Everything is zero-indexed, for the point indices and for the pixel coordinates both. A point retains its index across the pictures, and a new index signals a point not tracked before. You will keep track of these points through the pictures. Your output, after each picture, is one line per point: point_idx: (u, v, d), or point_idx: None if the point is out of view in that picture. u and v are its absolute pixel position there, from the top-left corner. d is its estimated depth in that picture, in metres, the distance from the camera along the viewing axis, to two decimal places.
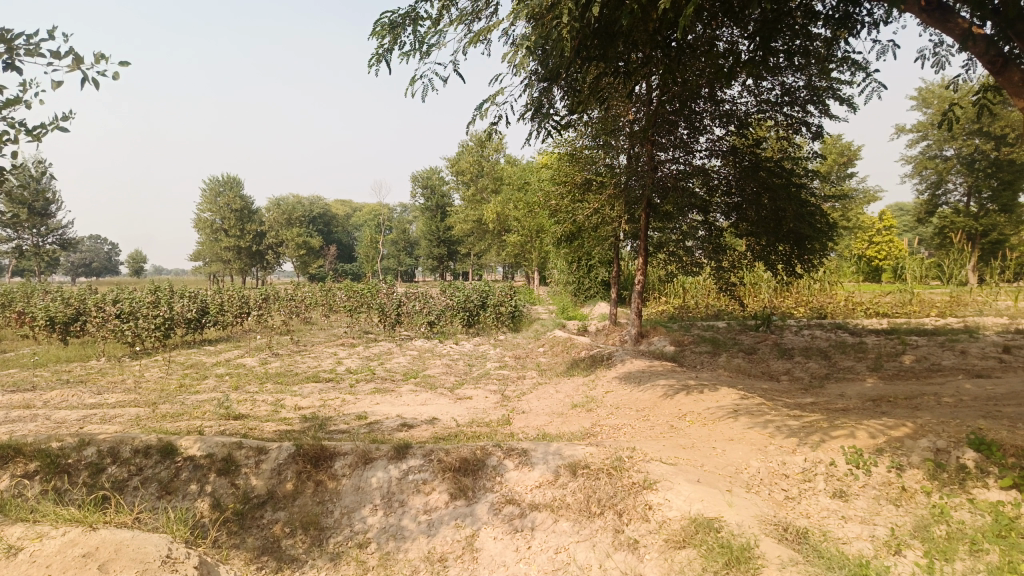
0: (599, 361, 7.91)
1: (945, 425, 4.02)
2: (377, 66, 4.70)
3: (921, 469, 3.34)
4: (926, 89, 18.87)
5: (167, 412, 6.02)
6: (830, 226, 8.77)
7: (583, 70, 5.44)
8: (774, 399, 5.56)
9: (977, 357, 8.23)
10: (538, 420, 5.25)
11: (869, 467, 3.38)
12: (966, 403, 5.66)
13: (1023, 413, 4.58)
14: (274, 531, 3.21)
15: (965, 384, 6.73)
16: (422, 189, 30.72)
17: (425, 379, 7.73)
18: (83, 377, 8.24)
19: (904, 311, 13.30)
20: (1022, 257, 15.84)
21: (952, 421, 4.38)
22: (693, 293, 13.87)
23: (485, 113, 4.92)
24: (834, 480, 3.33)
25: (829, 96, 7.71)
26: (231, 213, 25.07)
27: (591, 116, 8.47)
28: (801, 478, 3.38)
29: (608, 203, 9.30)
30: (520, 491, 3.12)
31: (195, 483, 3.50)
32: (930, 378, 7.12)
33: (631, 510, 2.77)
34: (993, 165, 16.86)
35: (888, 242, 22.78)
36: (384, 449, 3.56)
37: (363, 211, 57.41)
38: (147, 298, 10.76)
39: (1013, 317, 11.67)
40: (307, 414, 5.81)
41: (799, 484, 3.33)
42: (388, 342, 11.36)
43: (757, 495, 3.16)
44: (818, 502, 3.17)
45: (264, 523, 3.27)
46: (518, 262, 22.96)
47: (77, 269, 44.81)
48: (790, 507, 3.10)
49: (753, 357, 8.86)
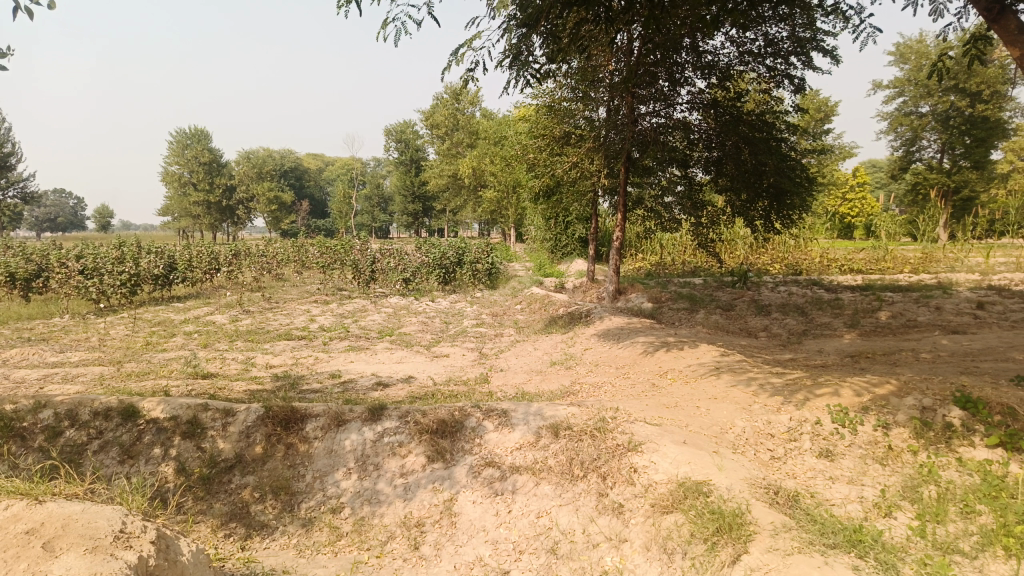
0: (577, 318, 7.82)
1: (929, 383, 3.97)
2: (347, 8, 4.39)
3: (908, 427, 3.26)
4: (905, 44, 18.67)
5: (133, 370, 5.83)
6: (809, 181, 8.67)
7: (564, 15, 5.16)
8: (754, 356, 5.51)
9: (952, 313, 8.25)
10: (517, 378, 5.15)
11: (856, 425, 3.30)
12: (944, 360, 5.66)
13: (1003, 370, 4.56)
14: (242, 496, 3.08)
15: (941, 340, 6.74)
16: (396, 142, 30.12)
17: (400, 337, 7.58)
18: (45, 335, 7.97)
19: (878, 268, 13.35)
20: (993, 214, 15.94)
21: (936, 378, 4.33)
22: (670, 250, 13.81)
23: (461, 59, 4.62)
24: (820, 438, 3.27)
25: (812, 48, 7.50)
26: (199, 166, 24.40)
27: (570, 66, 8.18)
28: (787, 437, 3.30)
29: (586, 157, 9.06)
30: (500, 454, 3.01)
31: (159, 447, 3.34)
32: (907, 334, 7.12)
33: (615, 473, 2.67)
34: (967, 122, 16.88)
35: (861, 199, 22.86)
36: (358, 410, 3.41)
37: (336, 165, 56.40)
38: (112, 253, 10.42)
39: (985, 273, 11.74)
40: (279, 373, 5.65)
41: (786, 445, 3.26)
42: (362, 299, 11.16)
43: (743, 456, 3.08)
44: (805, 462, 3.10)
45: (231, 488, 3.13)
46: (495, 218, 22.72)
47: (42, 224, 43.62)
48: (777, 468, 3.04)
49: (731, 314, 8.82)
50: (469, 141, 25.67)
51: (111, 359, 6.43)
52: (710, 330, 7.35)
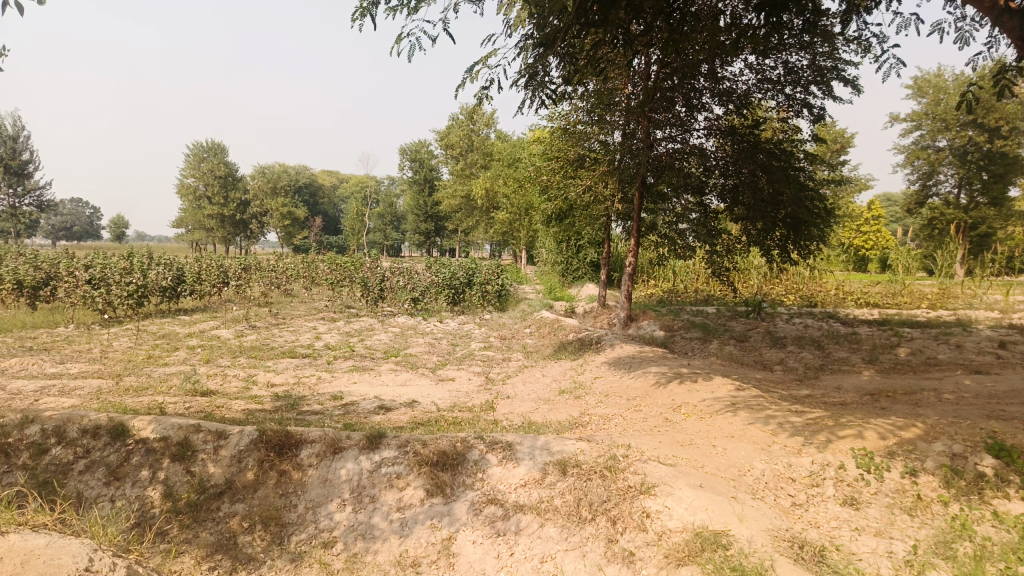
0: (587, 344, 7.64)
1: (958, 428, 3.76)
2: (360, 21, 4.30)
3: (936, 475, 3.06)
4: (923, 77, 18.55)
5: (131, 384, 5.69)
6: (827, 212, 8.49)
7: (581, 36, 5.05)
8: (770, 391, 5.31)
9: (974, 352, 8.02)
10: (524, 406, 4.97)
11: (881, 472, 3.11)
12: (967, 401, 5.44)
13: None
14: (230, 525, 2.92)
15: (964, 380, 6.51)
16: (410, 162, 30.19)
17: (406, 359, 7.43)
18: (47, 344, 7.86)
19: (894, 302, 13.11)
20: (1012, 251, 15.64)
21: (962, 422, 4.13)
22: (683, 277, 13.63)
23: (475, 77, 4.60)
24: (844, 484, 3.09)
25: (833, 77, 7.37)
26: (215, 180, 24.48)
27: (587, 89, 8.08)
28: (808, 483, 3.13)
29: (600, 181, 8.94)
30: (504, 490, 2.83)
31: (147, 469, 3.19)
32: (928, 372, 6.90)
33: (626, 517, 2.50)
34: (985, 158, 16.66)
35: (876, 232, 22.60)
36: (356, 437, 3.25)
37: (350, 183, 56.67)
38: (121, 264, 10.35)
39: (1005, 311, 11.48)
40: (279, 392, 5.50)
41: (808, 490, 3.08)
42: (370, 317, 11.02)
43: (762, 502, 2.90)
44: (828, 510, 2.92)
45: (219, 516, 2.97)
46: (507, 240, 22.62)
47: (58, 233, 43.98)
48: (797, 516, 2.87)
49: (746, 345, 8.62)
50: (482, 162, 25.66)
51: (111, 372, 6.29)
52: (724, 362, 7.15)
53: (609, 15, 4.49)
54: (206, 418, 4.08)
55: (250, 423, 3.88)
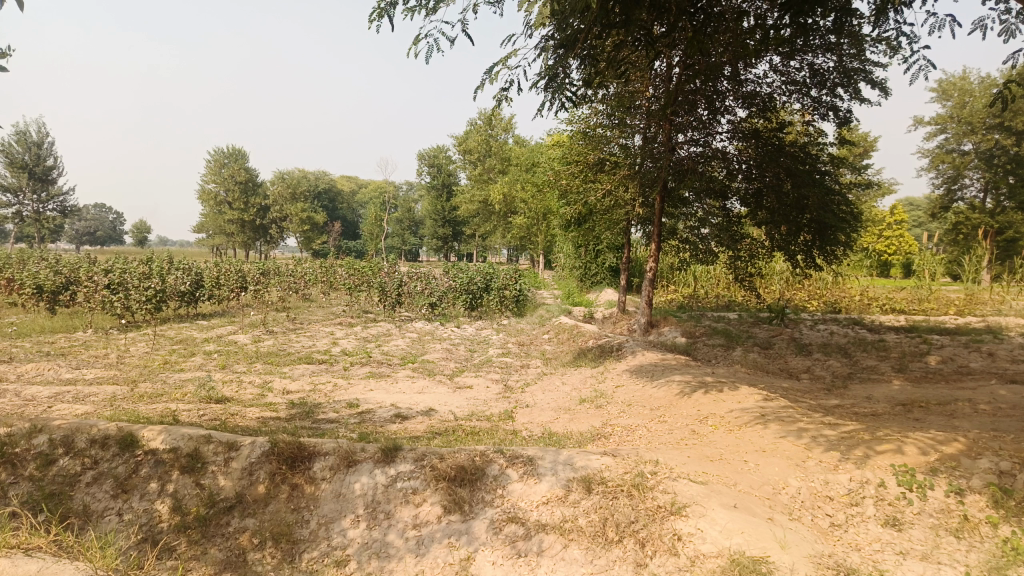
0: (608, 351, 7.49)
1: (1001, 444, 3.57)
2: (377, 21, 4.19)
3: (984, 494, 2.88)
4: (948, 80, 18.18)
5: (146, 391, 5.62)
6: (854, 216, 8.27)
7: (603, 37, 4.90)
8: (798, 400, 5.14)
9: (1007, 360, 7.76)
10: (544, 415, 4.83)
11: (925, 491, 2.93)
12: (1006, 413, 5.21)
13: None
14: (240, 541, 2.81)
15: (999, 390, 6.27)
16: (428, 167, 30.19)
17: (424, 365, 7.32)
18: (65, 349, 7.84)
19: (920, 309, 12.81)
20: None
21: (1004, 436, 3.93)
22: (704, 282, 13.42)
23: (495, 78, 4.43)
24: (886, 502, 2.93)
25: (860, 79, 7.17)
26: (235, 185, 24.61)
27: (608, 91, 7.94)
28: (847, 502, 2.96)
29: (621, 185, 8.79)
30: (525, 508, 2.70)
31: (156, 482, 3.09)
32: (960, 382, 6.67)
33: (655, 540, 2.35)
34: (1013, 162, 16.29)
35: (899, 236, 22.21)
36: (371, 450, 3.12)
37: (369, 188, 56.89)
38: (140, 269, 10.34)
39: None
40: (295, 399, 5.41)
41: (848, 508, 2.92)
42: (388, 323, 10.94)
43: (800, 523, 2.75)
44: (868, 531, 2.76)
45: (229, 532, 2.86)
46: (525, 245, 22.48)
47: (82, 237, 44.53)
48: (836, 539, 2.71)
49: (768, 353, 8.42)
50: (500, 167, 25.57)
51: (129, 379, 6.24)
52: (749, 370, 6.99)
53: (631, 14, 4.34)
54: (218, 427, 3.97)
55: (263, 432, 3.77)
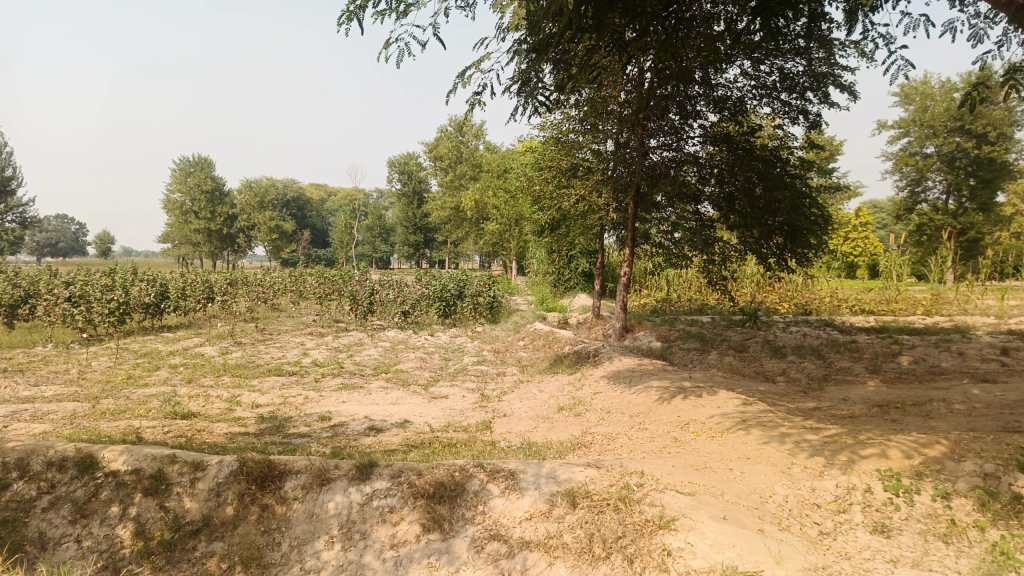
0: (584, 357, 7.42)
1: (982, 445, 3.55)
2: (346, 24, 4.08)
3: (970, 497, 2.84)
4: (910, 84, 18.48)
5: (109, 408, 5.41)
6: (825, 219, 8.31)
7: (576, 40, 4.83)
8: (777, 404, 5.11)
9: (977, 359, 7.85)
10: (522, 425, 4.73)
11: (912, 496, 2.88)
12: (981, 412, 5.22)
13: None
14: (207, 567, 2.67)
15: (972, 389, 6.30)
16: (398, 174, 29.99)
17: (398, 376, 7.19)
18: (24, 365, 7.55)
19: (888, 309, 12.97)
20: (1004, 257, 15.54)
21: (983, 437, 3.92)
22: (676, 286, 13.44)
23: (467, 81, 4.34)
24: (875, 508, 2.88)
25: (829, 83, 7.20)
26: (201, 194, 24.18)
27: (580, 97, 7.88)
28: (834, 509, 2.91)
29: (595, 190, 8.72)
30: (507, 524, 2.60)
31: (117, 506, 2.93)
32: (934, 381, 6.69)
33: (644, 556, 2.27)
34: (974, 164, 16.61)
35: (864, 239, 22.53)
36: (345, 466, 2.99)
37: (339, 196, 56.43)
38: (102, 280, 10.05)
39: (1001, 317, 11.31)
40: (265, 413, 5.24)
41: (837, 516, 2.87)
42: (359, 332, 10.76)
43: (789, 533, 2.69)
44: (857, 539, 2.71)
45: (195, 557, 2.72)
46: (496, 251, 22.39)
47: (43, 249, 43.48)
48: (825, 548, 2.66)
49: (744, 356, 8.43)
50: (470, 173, 25.44)
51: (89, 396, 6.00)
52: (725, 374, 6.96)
53: (605, 17, 4.28)
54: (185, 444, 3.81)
55: (230, 450, 3.61)
